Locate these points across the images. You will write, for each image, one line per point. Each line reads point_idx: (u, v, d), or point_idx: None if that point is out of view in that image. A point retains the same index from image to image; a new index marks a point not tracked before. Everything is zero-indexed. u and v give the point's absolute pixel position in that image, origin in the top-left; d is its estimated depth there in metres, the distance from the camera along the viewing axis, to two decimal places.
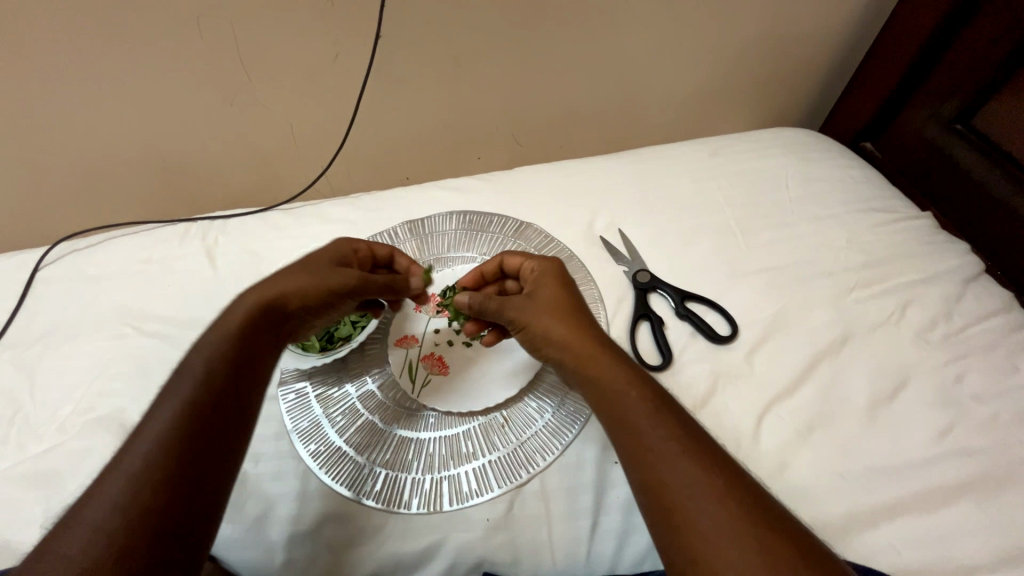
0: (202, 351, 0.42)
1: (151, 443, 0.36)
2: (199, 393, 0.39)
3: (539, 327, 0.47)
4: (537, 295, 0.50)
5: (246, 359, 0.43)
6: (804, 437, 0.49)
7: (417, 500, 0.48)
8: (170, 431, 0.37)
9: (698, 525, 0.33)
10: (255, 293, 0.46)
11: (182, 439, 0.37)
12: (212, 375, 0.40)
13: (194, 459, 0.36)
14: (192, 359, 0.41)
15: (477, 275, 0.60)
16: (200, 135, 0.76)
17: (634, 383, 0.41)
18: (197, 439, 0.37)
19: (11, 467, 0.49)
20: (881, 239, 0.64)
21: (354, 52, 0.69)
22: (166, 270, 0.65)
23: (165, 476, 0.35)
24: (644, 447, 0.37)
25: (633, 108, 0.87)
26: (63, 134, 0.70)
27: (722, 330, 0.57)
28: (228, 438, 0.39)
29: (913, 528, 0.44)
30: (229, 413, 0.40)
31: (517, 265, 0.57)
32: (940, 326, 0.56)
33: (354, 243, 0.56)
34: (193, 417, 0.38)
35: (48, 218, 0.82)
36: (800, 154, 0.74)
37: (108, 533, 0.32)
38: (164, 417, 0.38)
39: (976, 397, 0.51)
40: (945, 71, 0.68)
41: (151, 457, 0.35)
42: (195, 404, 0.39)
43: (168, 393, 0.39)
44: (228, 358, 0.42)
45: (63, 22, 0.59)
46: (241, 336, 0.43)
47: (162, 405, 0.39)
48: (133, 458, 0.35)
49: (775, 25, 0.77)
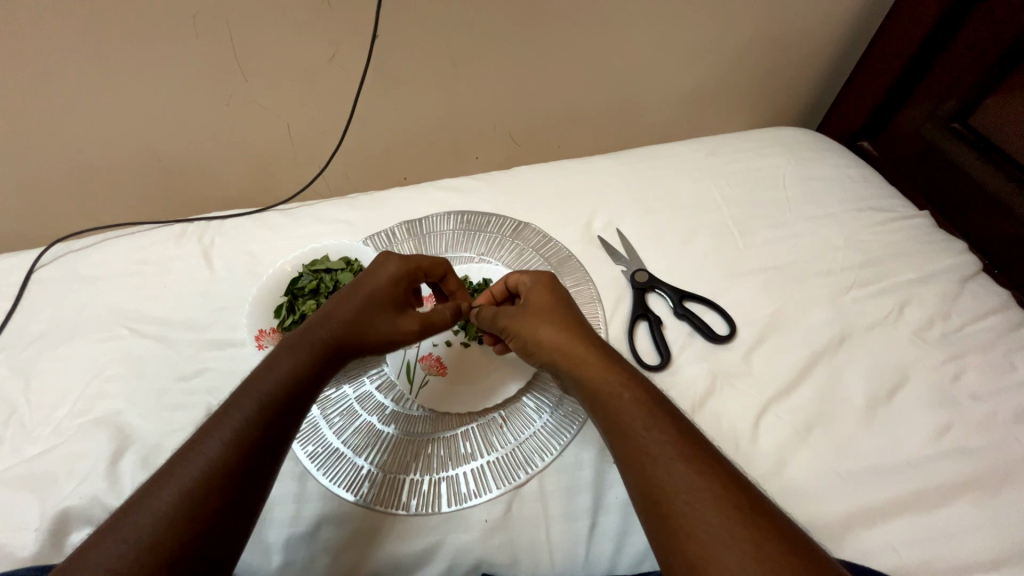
0: (271, 373, 0.43)
1: (206, 459, 0.37)
2: (258, 418, 0.40)
3: (533, 335, 0.47)
4: (529, 304, 0.50)
5: (303, 390, 0.43)
6: (804, 436, 0.49)
7: (415, 501, 0.48)
8: (226, 450, 0.38)
9: (691, 529, 0.32)
10: (319, 330, 0.46)
11: (234, 460, 0.38)
12: (275, 401, 0.41)
13: (241, 481, 0.37)
14: (259, 379, 0.42)
15: (488, 296, 0.57)
16: (198, 136, 0.75)
17: (634, 391, 0.40)
18: (248, 463, 0.38)
19: (7, 469, 0.49)
20: (878, 238, 0.64)
21: (352, 52, 0.68)
22: (163, 270, 0.65)
23: (212, 495, 0.36)
24: (644, 453, 0.37)
25: (631, 107, 0.87)
26: (59, 134, 0.70)
27: (720, 329, 0.57)
28: (275, 463, 0.40)
29: (912, 527, 0.44)
30: (281, 440, 0.40)
31: (515, 283, 0.54)
32: (938, 324, 0.56)
33: (412, 265, 0.52)
34: (249, 441, 0.39)
35: (43, 218, 0.81)
36: (797, 153, 0.75)
37: (149, 545, 0.33)
38: (222, 435, 0.39)
39: (974, 396, 0.51)
40: (943, 71, 0.68)
41: (201, 476, 0.36)
42: (249, 432, 0.39)
43: (230, 410, 0.40)
44: (289, 386, 0.42)
45: (59, 21, 0.58)
46: (301, 371, 0.44)
47: (224, 421, 0.40)
48: (188, 472, 0.36)
49: (772, 25, 0.77)
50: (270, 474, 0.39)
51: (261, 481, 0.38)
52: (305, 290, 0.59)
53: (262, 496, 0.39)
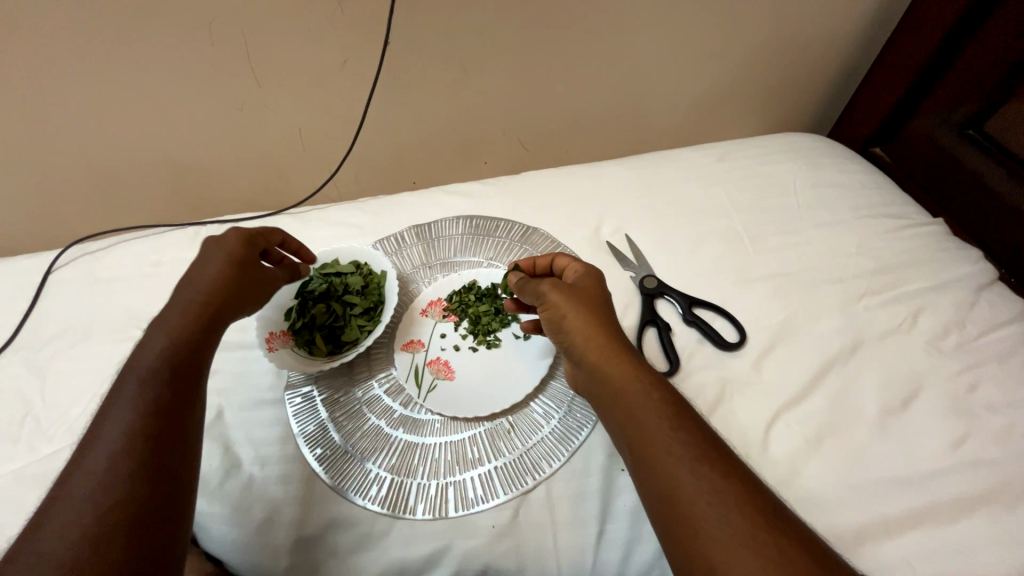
0: (150, 349, 0.42)
1: (112, 439, 0.37)
2: (153, 385, 0.40)
3: (564, 310, 0.47)
4: (577, 286, 0.50)
5: (191, 356, 0.43)
6: (814, 447, 0.48)
7: (422, 506, 0.47)
8: (130, 425, 0.37)
9: (715, 531, 0.32)
10: (193, 306, 0.46)
11: (142, 428, 0.37)
12: (166, 370, 0.41)
13: (155, 441, 0.37)
14: (138, 359, 0.41)
15: (531, 263, 0.57)
16: (211, 139, 0.76)
17: (655, 385, 0.41)
18: (159, 430, 0.38)
19: (21, 469, 0.49)
20: (892, 246, 0.63)
21: (363, 58, 0.69)
22: (176, 273, 0.66)
23: (130, 465, 0.36)
24: (664, 449, 0.36)
25: (640, 113, 0.87)
26: (77, 138, 0.71)
27: (730, 337, 0.57)
28: (187, 425, 0.40)
29: (923, 541, 0.43)
30: (182, 407, 0.40)
31: (564, 265, 0.55)
32: (953, 335, 0.55)
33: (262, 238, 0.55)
34: (151, 411, 0.38)
35: (60, 220, 0.82)
36: (807, 158, 0.74)
37: (82, 522, 0.33)
38: (118, 415, 0.38)
39: (991, 407, 0.50)
40: (955, 78, 0.68)
41: (116, 451, 0.36)
42: (149, 399, 0.39)
43: (119, 393, 0.39)
44: (176, 355, 0.42)
45: (80, 26, 0.59)
46: (186, 338, 0.43)
47: (113, 404, 0.39)
48: (97, 455, 0.36)
49: (783, 29, 0.77)
50: (184, 435, 0.39)
51: (180, 443, 0.38)
52: (315, 292, 0.59)
53: (189, 459, 0.39)
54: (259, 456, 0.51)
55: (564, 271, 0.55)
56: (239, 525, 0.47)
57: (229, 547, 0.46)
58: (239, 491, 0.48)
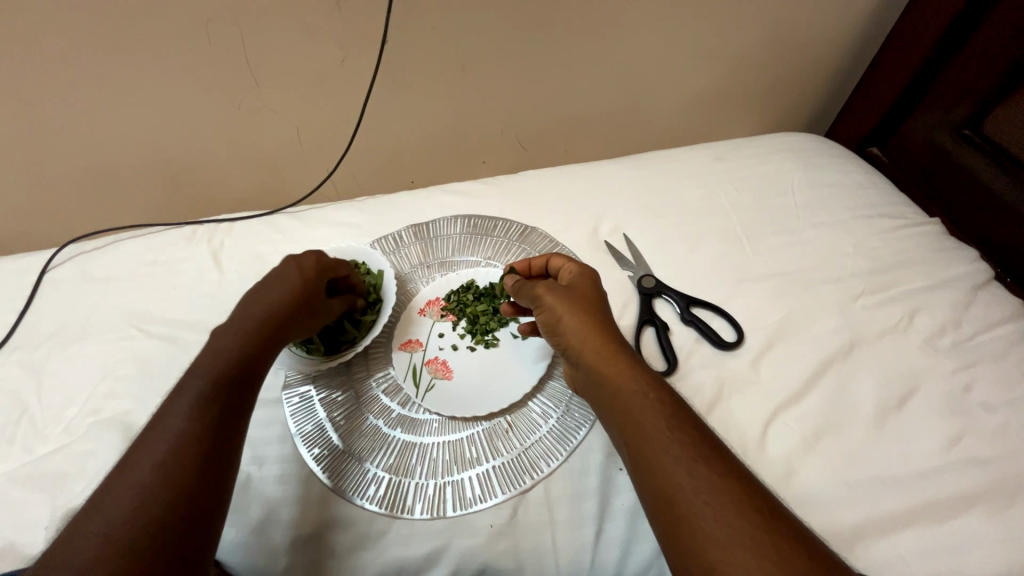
0: (214, 354, 0.42)
1: (170, 437, 0.37)
2: (214, 389, 0.40)
3: (561, 312, 0.47)
4: (573, 288, 0.50)
5: (251, 363, 0.43)
6: (812, 446, 0.48)
7: (420, 506, 0.47)
8: (188, 425, 0.38)
9: (713, 530, 0.32)
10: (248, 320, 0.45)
11: (201, 431, 0.38)
12: (227, 374, 0.41)
13: (210, 445, 0.38)
14: (202, 361, 0.42)
15: (526, 265, 0.57)
16: (208, 138, 0.76)
17: (652, 385, 0.41)
18: (214, 433, 0.38)
19: (17, 469, 0.49)
20: (889, 246, 0.63)
21: (361, 57, 0.69)
22: (172, 272, 0.65)
23: (186, 466, 0.36)
24: (661, 449, 0.36)
25: (638, 112, 0.87)
26: (73, 137, 0.71)
27: (728, 336, 0.57)
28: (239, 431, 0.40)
29: (920, 539, 0.43)
30: (236, 411, 0.40)
31: (559, 265, 0.55)
32: (949, 334, 0.55)
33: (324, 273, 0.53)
34: (211, 414, 0.39)
35: (55, 218, 0.82)
36: (805, 158, 0.74)
37: (131, 519, 0.33)
38: (179, 413, 0.38)
39: (987, 405, 0.50)
40: (953, 78, 0.68)
41: (174, 449, 0.37)
42: (211, 402, 0.39)
43: (181, 391, 0.40)
44: (236, 362, 0.42)
45: (75, 25, 0.59)
46: (249, 346, 0.44)
47: (177, 401, 0.39)
48: (155, 451, 0.36)
49: (780, 30, 0.77)
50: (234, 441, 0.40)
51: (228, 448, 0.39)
52: None
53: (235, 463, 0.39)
54: (256, 456, 0.50)
55: (559, 272, 0.55)
56: (236, 525, 0.47)
57: (226, 547, 0.46)
58: (237, 491, 0.48)
